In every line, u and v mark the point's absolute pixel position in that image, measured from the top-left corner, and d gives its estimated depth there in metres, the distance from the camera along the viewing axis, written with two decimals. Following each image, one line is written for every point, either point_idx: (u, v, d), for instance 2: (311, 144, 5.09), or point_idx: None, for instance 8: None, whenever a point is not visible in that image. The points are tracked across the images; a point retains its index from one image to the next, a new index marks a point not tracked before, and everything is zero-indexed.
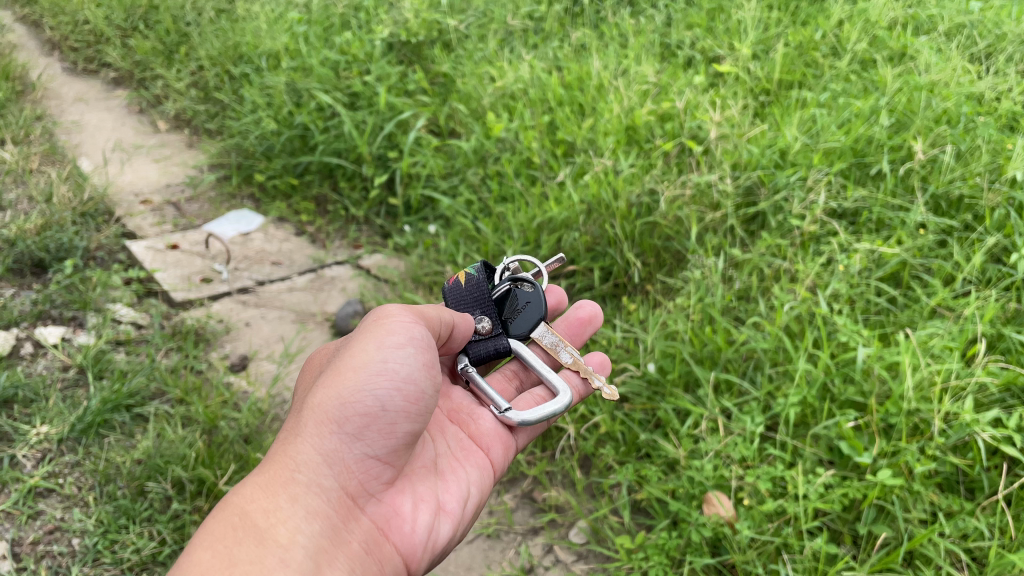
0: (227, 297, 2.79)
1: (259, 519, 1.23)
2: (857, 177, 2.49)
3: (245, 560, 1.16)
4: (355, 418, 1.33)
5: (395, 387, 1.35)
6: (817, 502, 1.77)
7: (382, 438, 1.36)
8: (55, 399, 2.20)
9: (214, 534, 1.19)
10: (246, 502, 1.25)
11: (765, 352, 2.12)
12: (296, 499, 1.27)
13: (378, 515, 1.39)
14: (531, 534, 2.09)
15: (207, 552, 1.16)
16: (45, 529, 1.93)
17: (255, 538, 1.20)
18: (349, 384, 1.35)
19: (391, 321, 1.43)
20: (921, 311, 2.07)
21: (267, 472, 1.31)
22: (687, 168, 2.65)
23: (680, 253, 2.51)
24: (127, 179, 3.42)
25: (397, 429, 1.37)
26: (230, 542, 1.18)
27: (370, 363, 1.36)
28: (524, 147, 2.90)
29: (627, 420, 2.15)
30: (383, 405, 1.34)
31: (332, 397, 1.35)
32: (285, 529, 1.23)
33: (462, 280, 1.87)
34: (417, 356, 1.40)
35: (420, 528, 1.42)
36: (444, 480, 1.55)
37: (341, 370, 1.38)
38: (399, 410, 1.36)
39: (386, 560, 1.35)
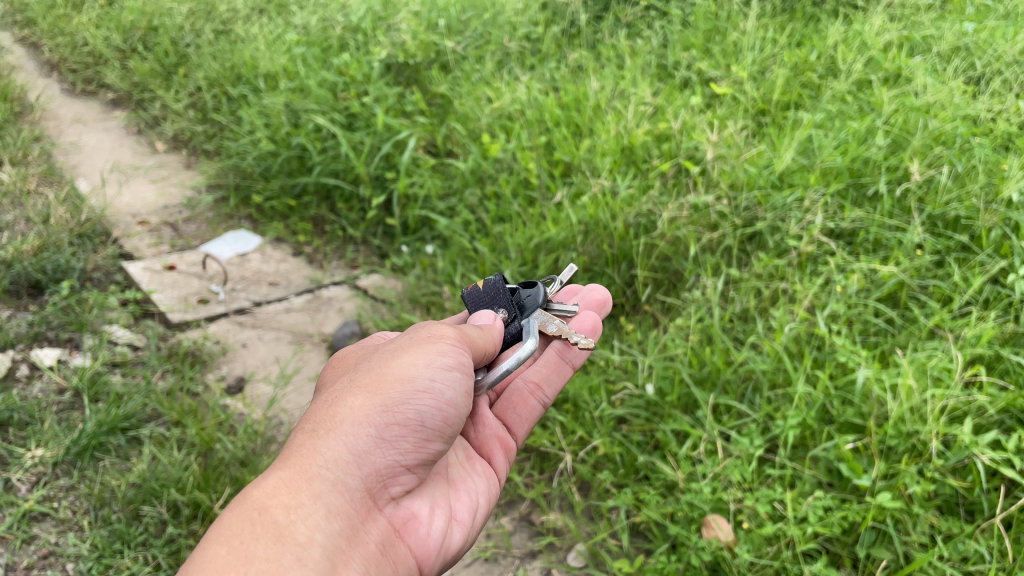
0: (224, 318, 2.78)
1: (280, 515, 1.18)
2: (854, 197, 2.49)
3: (262, 557, 1.12)
4: (392, 428, 1.31)
5: (436, 407, 1.34)
6: (816, 526, 1.76)
7: (413, 451, 1.34)
8: (51, 422, 2.19)
9: (229, 528, 1.15)
10: (267, 496, 1.20)
11: (764, 373, 2.12)
12: (320, 496, 1.23)
13: (396, 516, 1.36)
14: (529, 557, 2.08)
15: (224, 547, 1.12)
16: (39, 554, 1.90)
17: (274, 534, 1.16)
18: (392, 395, 1.32)
19: (443, 340, 1.41)
20: (919, 332, 2.07)
21: (290, 465, 1.26)
22: (684, 188, 2.65)
23: (678, 273, 2.52)
24: (125, 200, 3.42)
25: (428, 445, 1.36)
26: (248, 537, 1.14)
27: (416, 378, 1.34)
28: (521, 167, 2.91)
29: (626, 441, 2.14)
30: (422, 421, 1.33)
31: (371, 404, 1.32)
32: (305, 527, 1.19)
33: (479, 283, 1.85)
34: (462, 379, 1.38)
35: (433, 534, 1.40)
36: (456, 488, 1.54)
37: (385, 378, 1.35)
38: (435, 428, 1.35)
39: (399, 562, 1.33)
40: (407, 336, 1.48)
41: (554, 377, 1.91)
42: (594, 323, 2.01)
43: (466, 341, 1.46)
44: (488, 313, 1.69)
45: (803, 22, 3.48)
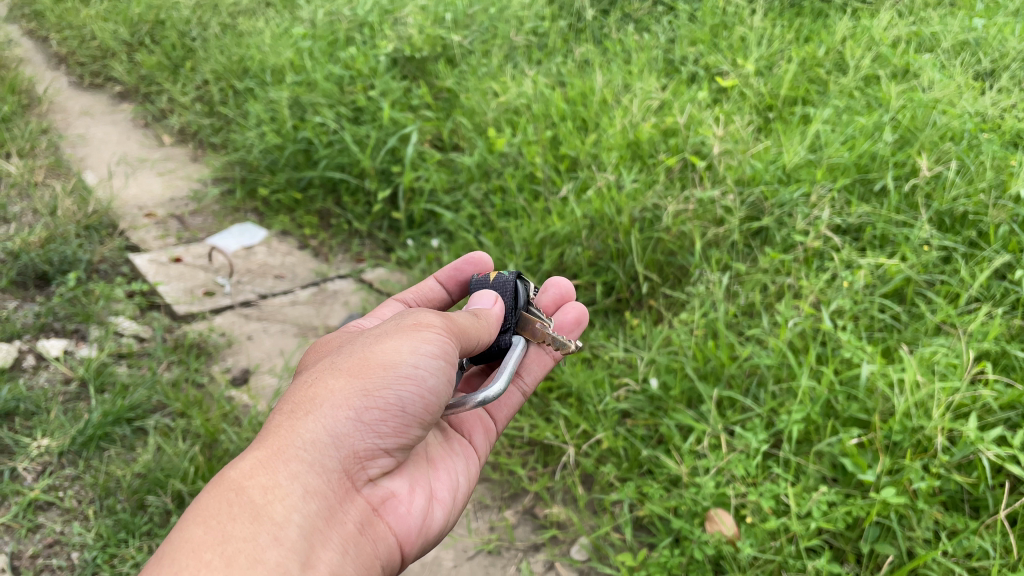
0: (229, 311, 2.79)
1: (256, 495, 1.18)
2: (861, 192, 2.48)
3: (238, 536, 1.12)
4: (372, 412, 1.30)
5: (418, 394, 1.34)
6: (820, 521, 1.75)
7: (394, 435, 1.33)
8: (57, 412, 2.20)
9: (207, 509, 1.15)
10: (244, 477, 1.20)
11: (768, 368, 2.11)
12: (297, 477, 1.23)
13: (376, 495, 1.36)
14: (532, 550, 2.08)
15: (200, 528, 1.12)
16: (44, 542, 1.92)
17: (251, 514, 1.16)
18: (373, 380, 1.32)
19: (430, 328, 1.40)
20: (925, 328, 2.06)
21: (268, 446, 1.26)
22: (690, 183, 2.65)
23: (684, 268, 2.51)
24: (131, 192, 3.43)
25: (409, 430, 1.35)
26: (224, 517, 1.14)
27: (399, 365, 1.33)
28: (527, 162, 2.91)
29: (629, 436, 2.14)
30: (403, 407, 1.32)
31: (353, 389, 1.31)
32: (282, 507, 1.18)
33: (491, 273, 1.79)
34: (446, 368, 1.38)
35: (415, 513, 1.41)
36: (436, 468, 1.54)
37: (368, 363, 1.34)
38: (416, 414, 1.34)
39: (380, 540, 1.33)
40: (393, 322, 1.47)
41: (534, 367, 1.89)
42: (579, 315, 2.01)
43: (456, 330, 1.45)
44: (489, 294, 1.68)
45: (810, 17, 3.47)
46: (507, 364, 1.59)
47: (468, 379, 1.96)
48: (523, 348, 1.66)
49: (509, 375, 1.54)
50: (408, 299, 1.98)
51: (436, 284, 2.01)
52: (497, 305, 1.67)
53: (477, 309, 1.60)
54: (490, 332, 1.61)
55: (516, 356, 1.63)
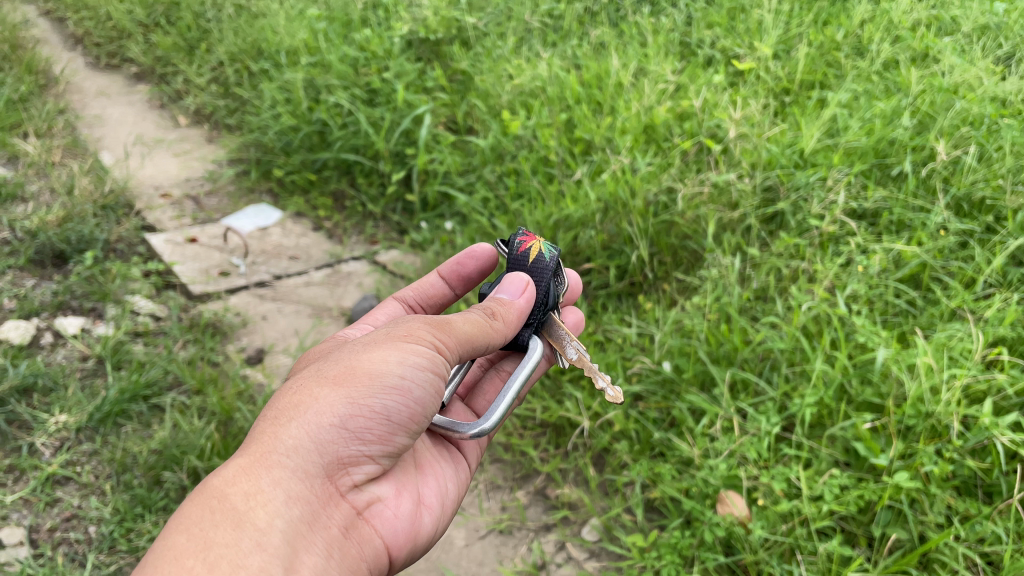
0: (245, 291, 2.80)
1: (238, 501, 1.16)
2: (878, 177, 2.46)
3: (220, 543, 1.10)
4: (358, 419, 1.28)
5: (404, 404, 1.32)
6: (831, 504, 1.76)
7: (379, 441, 1.32)
8: (74, 388, 2.22)
9: (189, 516, 1.13)
10: (226, 484, 1.18)
11: (782, 352, 2.11)
12: (280, 483, 1.21)
13: (361, 499, 1.35)
14: (544, 530, 2.09)
15: (182, 535, 1.10)
16: (62, 516, 1.95)
17: (233, 520, 1.14)
18: (359, 388, 1.30)
19: (419, 339, 1.37)
20: (941, 313, 2.05)
21: (251, 452, 1.24)
22: (705, 166, 2.64)
23: (697, 252, 2.50)
24: (147, 172, 3.45)
25: (394, 437, 1.34)
26: (206, 524, 1.12)
27: (385, 374, 1.32)
28: (541, 144, 2.90)
29: (641, 418, 2.14)
30: (389, 415, 1.31)
31: (337, 396, 1.29)
32: (265, 513, 1.17)
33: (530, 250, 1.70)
34: (434, 379, 1.36)
35: (401, 516, 1.41)
36: (423, 474, 1.55)
37: (353, 370, 1.32)
38: (401, 422, 1.33)
39: (365, 542, 1.33)
40: (381, 330, 1.45)
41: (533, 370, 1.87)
42: (578, 320, 2.04)
43: (453, 336, 1.41)
44: (519, 280, 1.59)
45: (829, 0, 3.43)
46: (520, 372, 1.50)
47: (465, 379, 1.94)
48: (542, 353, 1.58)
49: (516, 390, 1.48)
50: (410, 298, 1.99)
51: (438, 279, 2.02)
52: (526, 294, 1.59)
53: (497, 304, 1.52)
54: (507, 330, 1.53)
55: (533, 359, 1.55)
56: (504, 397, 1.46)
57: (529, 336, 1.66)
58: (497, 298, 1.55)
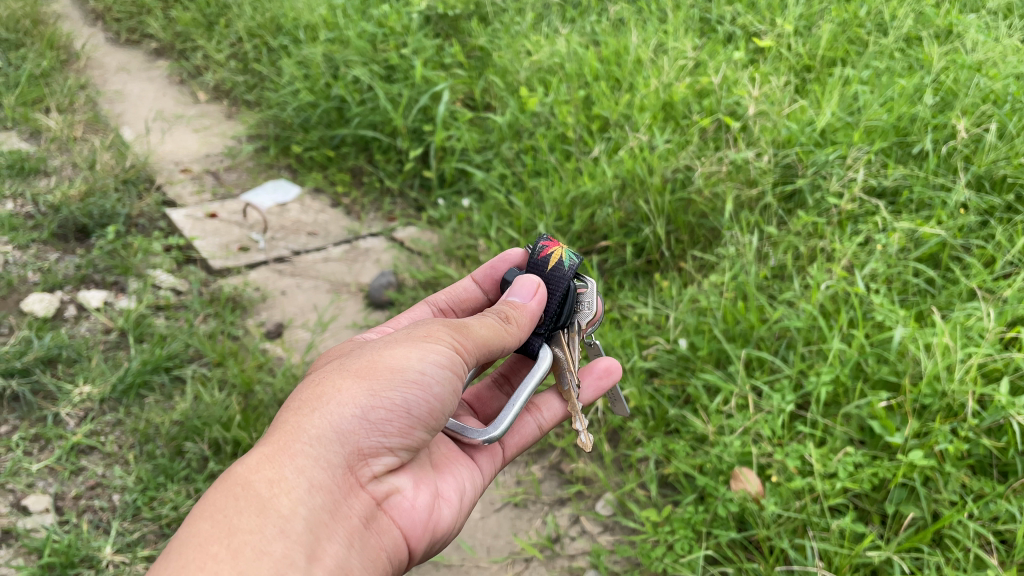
0: (264, 266, 2.83)
1: (262, 488, 1.19)
2: (899, 155, 2.44)
3: (245, 529, 1.13)
4: (379, 411, 1.30)
5: (424, 398, 1.33)
6: (844, 481, 1.77)
7: (399, 434, 1.33)
8: (98, 360, 2.26)
9: (214, 503, 1.16)
10: (250, 472, 1.21)
11: (798, 331, 2.11)
12: (303, 471, 1.23)
13: (381, 490, 1.36)
14: (558, 504, 2.12)
15: (207, 521, 1.13)
16: (86, 484, 1.99)
17: (257, 507, 1.16)
18: (381, 381, 1.32)
19: (439, 336, 1.39)
20: (959, 293, 2.04)
21: (275, 441, 1.26)
22: (723, 144, 2.63)
23: (715, 230, 2.50)
24: (168, 148, 3.47)
25: (414, 431, 1.35)
26: (230, 511, 1.15)
27: (406, 369, 1.33)
28: (559, 121, 2.89)
29: (657, 395, 2.15)
30: (409, 409, 1.32)
31: (359, 389, 1.31)
32: (288, 500, 1.18)
33: (553, 257, 1.68)
34: (454, 376, 1.37)
35: (420, 507, 1.41)
36: (441, 471, 1.54)
37: (375, 366, 1.34)
38: (421, 416, 1.34)
39: (385, 533, 1.34)
40: (404, 329, 1.46)
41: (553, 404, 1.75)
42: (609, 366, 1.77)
43: (470, 339, 1.42)
44: (531, 283, 1.59)
45: None
46: (531, 379, 1.53)
47: (476, 392, 1.91)
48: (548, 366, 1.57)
49: (525, 398, 1.50)
50: (441, 301, 1.95)
51: (472, 284, 1.97)
52: (537, 296, 1.59)
53: (510, 307, 1.53)
54: (521, 334, 1.53)
55: (540, 370, 1.54)
56: (513, 403, 1.49)
57: (539, 345, 1.65)
58: (510, 302, 1.55)
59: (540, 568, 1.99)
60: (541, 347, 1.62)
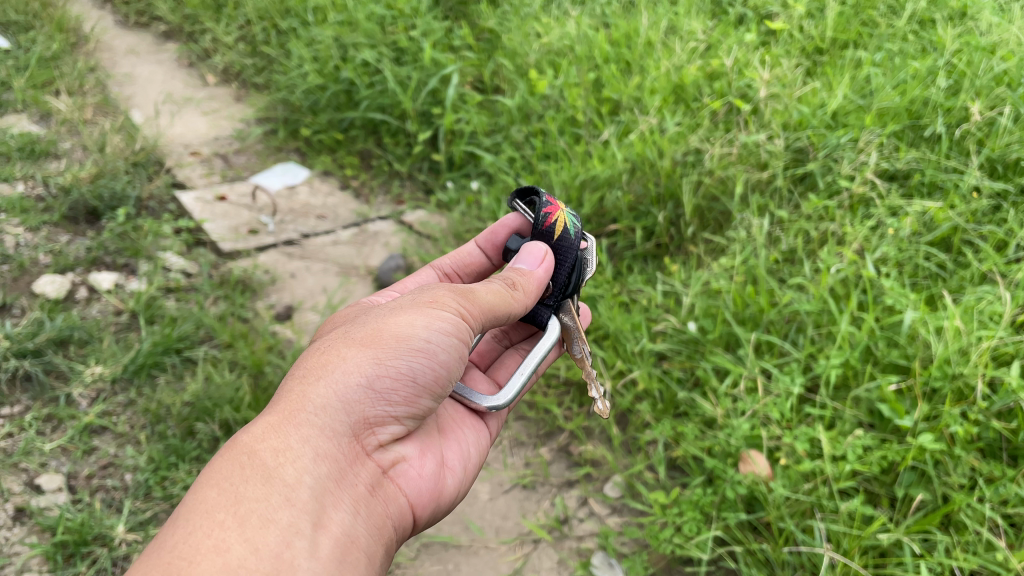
0: (273, 249, 2.83)
1: (267, 457, 1.19)
2: (911, 139, 2.42)
3: (251, 497, 1.13)
4: (384, 379, 1.31)
5: (429, 366, 1.35)
6: (853, 464, 1.76)
7: (404, 402, 1.34)
8: (109, 341, 2.28)
9: (219, 472, 1.16)
10: (255, 441, 1.21)
11: (808, 315, 2.10)
12: (308, 440, 1.23)
13: (386, 459, 1.37)
14: (566, 486, 2.13)
15: (213, 490, 1.13)
16: (99, 464, 2.01)
17: (263, 476, 1.16)
18: (386, 349, 1.32)
19: (443, 304, 1.39)
20: (971, 277, 2.03)
21: (280, 410, 1.26)
22: (734, 127, 2.61)
23: (725, 213, 2.49)
24: (177, 131, 3.47)
25: (418, 399, 1.37)
26: (237, 479, 1.15)
27: (411, 337, 1.34)
28: (569, 104, 2.88)
29: (665, 378, 2.15)
30: (414, 377, 1.33)
31: (364, 357, 1.31)
32: (294, 469, 1.19)
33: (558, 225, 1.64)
34: (458, 343, 1.38)
35: (424, 475, 1.44)
36: (446, 438, 1.57)
37: (380, 334, 1.35)
38: (425, 384, 1.36)
39: (391, 501, 1.35)
40: (408, 296, 1.47)
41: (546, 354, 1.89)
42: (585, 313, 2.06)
43: (474, 306, 1.43)
44: (538, 251, 1.59)
45: None
46: (538, 349, 1.55)
47: (481, 349, 1.95)
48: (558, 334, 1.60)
49: (534, 366, 1.52)
50: (445, 266, 1.98)
51: (475, 249, 1.98)
52: (544, 263, 1.59)
53: (516, 274, 1.53)
54: (527, 301, 1.54)
55: (548, 340, 1.56)
56: (522, 371, 1.52)
57: (547, 316, 1.68)
58: (516, 269, 1.55)
59: (548, 549, 2.00)
60: (549, 318, 1.64)
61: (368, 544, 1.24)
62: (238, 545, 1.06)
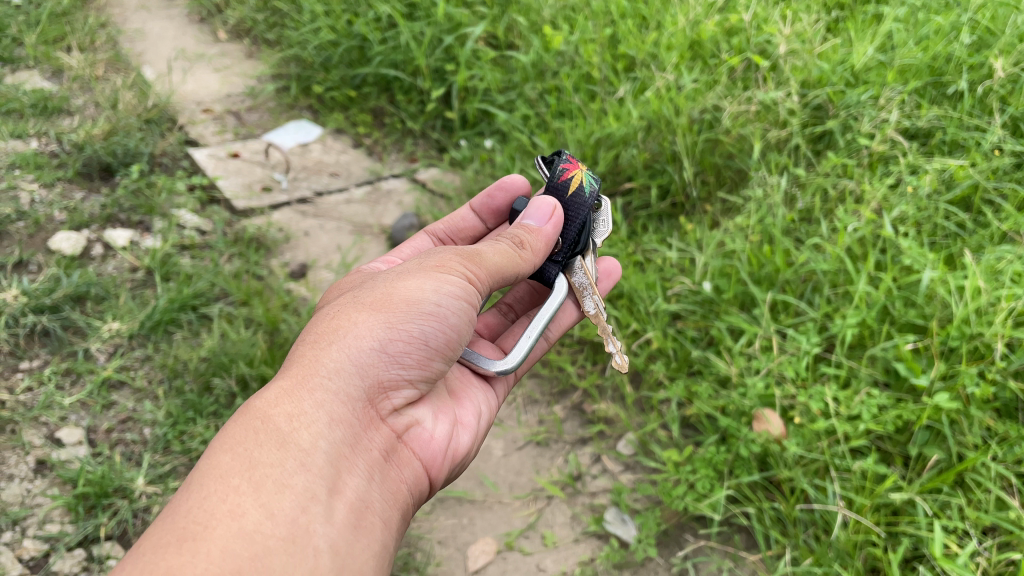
0: (287, 207, 2.83)
1: (282, 423, 1.19)
2: (933, 96, 2.38)
3: (266, 462, 1.14)
4: (396, 343, 1.31)
5: (440, 328, 1.35)
6: (868, 423, 1.76)
7: (417, 365, 1.35)
8: (125, 298, 2.29)
9: (235, 436, 1.17)
10: (269, 406, 1.21)
11: (825, 274, 2.09)
12: (322, 406, 1.23)
13: (400, 423, 1.38)
14: (580, 443, 2.15)
15: (228, 454, 1.14)
16: (118, 418, 2.04)
17: (277, 441, 1.17)
18: (397, 314, 1.32)
19: (452, 266, 1.39)
20: (990, 236, 2.00)
21: (293, 375, 1.27)
22: (753, 84, 2.57)
23: (742, 171, 2.46)
24: (189, 87, 3.45)
25: (431, 362, 1.37)
26: (252, 443, 1.16)
27: (422, 301, 1.34)
28: (584, 61, 2.84)
29: (680, 337, 2.15)
30: (426, 339, 1.34)
31: (376, 321, 1.32)
32: (308, 434, 1.19)
33: (575, 180, 1.67)
34: (468, 305, 1.38)
35: (439, 437, 1.44)
36: (458, 399, 1.58)
37: (390, 298, 1.35)
38: (437, 347, 1.36)
39: (405, 465, 1.35)
40: (415, 259, 1.47)
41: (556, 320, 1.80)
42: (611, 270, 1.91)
43: (482, 267, 1.42)
44: (546, 206, 1.57)
45: None
46: (545, 308, 1.56)
47: (486, 321, 1.94)
48: (566, 293, 1.60)
49: (541, 328, 1.54)
50: (439, 231, 1.98)
51: (470, 212, 1.99)
52: (553, 219, 1.57)
53: (525, 232, 1.52)
54: (535, 260, 1.53)
55: (557, 300, 1.58)
56: (529, 333, 1.53)
57: (555, 273, 1.67)
58: (524, 226, 1.54)
59: (561, 505, 2.02)
60: (558, 277, 1.65)
61: (383, 509, 1.25)
62: (254, 509, 1.07)
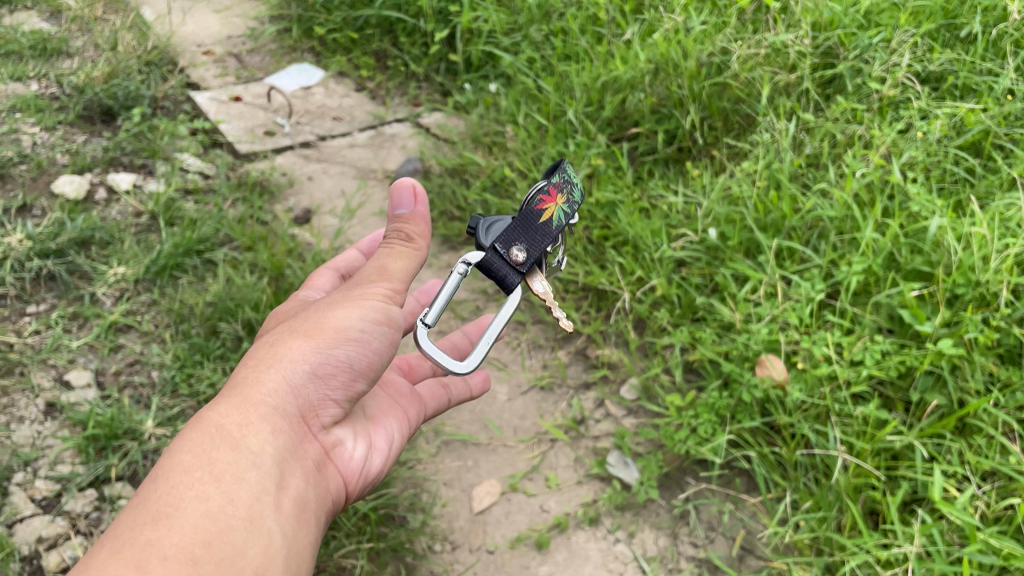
0: (290, 151, 2.81)
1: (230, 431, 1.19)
2: (946, 39, 2.34)
3: (219, 464, 1.14)
4: (327, 367, 1.29)
5: (365, 354, 1.32)
6: (870, 369, 1.78)
7: (344, 388, 1.32)
8: (130, 242, 2.29)
9: (184, 446, 1.16)
10: (215, 416, 1.21)
11: (831, 221, 2.08)
12: (265, 424, 1.22)
13: (332, 448, 1.36)
14: (583, 388, 2.17)
15: (186, 454, 1.14)
16: (126, 361, 2.06)
17: (229, 443, 1.17)
18: (326, 339, 1.29)
19: (388, 283, 1.35)
20: (1000, 182, 1.99)
21: (231, 393, 1.25)
22: (762, 26, 2.53)
23: (750, 116, 2.42)
24: (189, 29, 3.39)
25: (358, 385, 1.35)
26: (203, 448, 1.16)
27: (349, 328, 1.30)
28: (591, 2, 2.80)
29: (684, 284, 2.15)
30: (353, 363, 1.31)
31: (309, 345, 1.29)
32: (256, 439, 1.20)
33: (545, 215, 1.38)
34: (393, 330, 1.35)
35: (364, 464, 1.42)
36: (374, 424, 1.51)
37: (321, 324, 1.31)
38: (363, 371, 1.33)
39: (334, 478, 1.34)
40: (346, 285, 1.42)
41: None
42: None
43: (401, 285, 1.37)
44: None
45: None
46: None
47: None
48: None
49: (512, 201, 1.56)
50: None
51: None
52: None
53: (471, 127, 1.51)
54: None
55: None
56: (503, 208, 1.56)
57: None
58: None
59: (565, 448, 2.05)
60: None
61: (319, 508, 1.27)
62: (217, 494, 1.11)
